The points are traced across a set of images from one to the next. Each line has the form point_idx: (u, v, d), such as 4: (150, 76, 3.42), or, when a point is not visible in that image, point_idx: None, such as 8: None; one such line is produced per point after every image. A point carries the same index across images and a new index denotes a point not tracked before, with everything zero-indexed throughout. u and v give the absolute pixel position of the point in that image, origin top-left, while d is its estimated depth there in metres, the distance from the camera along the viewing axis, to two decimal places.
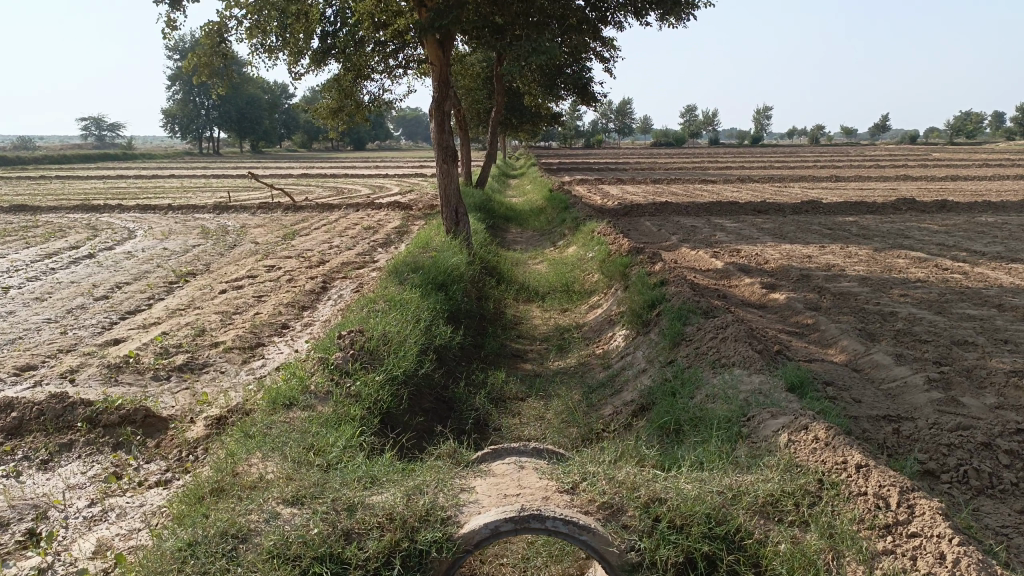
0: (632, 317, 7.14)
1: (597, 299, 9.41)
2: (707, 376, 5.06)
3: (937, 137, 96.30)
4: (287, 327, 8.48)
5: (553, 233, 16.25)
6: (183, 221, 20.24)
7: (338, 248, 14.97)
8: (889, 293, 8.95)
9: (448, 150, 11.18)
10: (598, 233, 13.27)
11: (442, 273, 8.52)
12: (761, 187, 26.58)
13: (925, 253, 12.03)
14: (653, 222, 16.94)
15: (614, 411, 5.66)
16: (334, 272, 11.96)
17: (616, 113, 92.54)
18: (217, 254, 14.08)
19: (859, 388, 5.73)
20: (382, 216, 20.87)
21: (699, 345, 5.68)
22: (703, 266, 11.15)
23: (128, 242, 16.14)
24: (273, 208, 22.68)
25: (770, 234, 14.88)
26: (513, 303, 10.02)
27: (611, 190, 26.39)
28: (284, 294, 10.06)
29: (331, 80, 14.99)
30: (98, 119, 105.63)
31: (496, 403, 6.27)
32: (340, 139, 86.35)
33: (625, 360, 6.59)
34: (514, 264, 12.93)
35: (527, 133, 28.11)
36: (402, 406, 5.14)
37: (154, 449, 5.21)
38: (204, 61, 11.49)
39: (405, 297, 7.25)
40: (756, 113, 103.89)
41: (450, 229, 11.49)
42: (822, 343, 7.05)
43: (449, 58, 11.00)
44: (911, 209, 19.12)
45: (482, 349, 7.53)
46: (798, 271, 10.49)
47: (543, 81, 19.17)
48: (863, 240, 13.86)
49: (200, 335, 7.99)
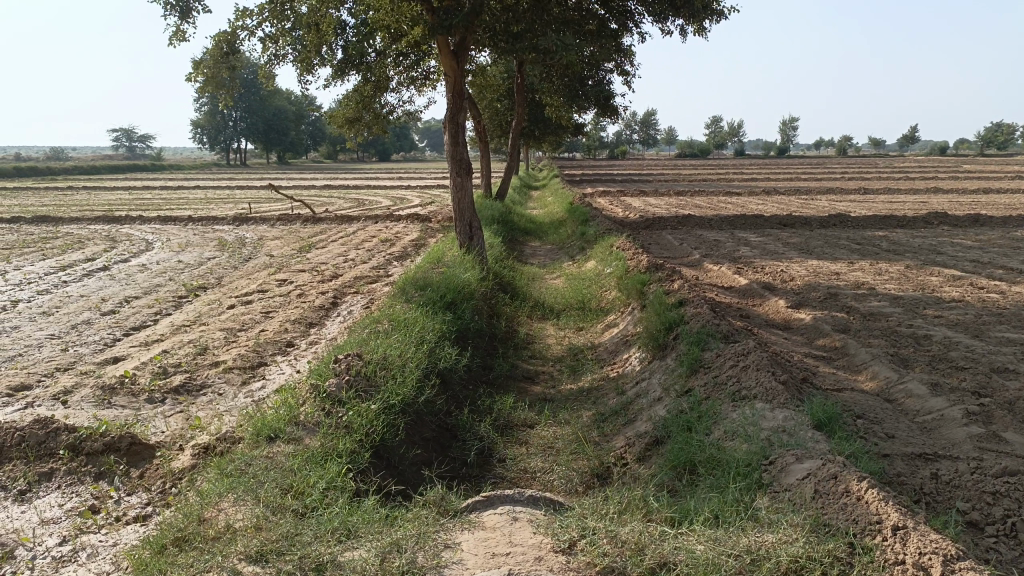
0: (648, 340, 6.76)
1: (614, 317, 9.05)
2: (726, 409, 4.68)
3: (968, 148, 94.79)
4: (292, 345, 8.21)
5: (573, 247, 15.90)
6: (202, 233, 20.19)
7: (353, 261, 14.75)
8: (922, 314, 8.48)
9: (462, 162, 10.86)
10: (617, 248, 12.90)
11: (451, 290, 8.22)
12: (787, 200, 26.06)
13: (959, 271, 11.51)
14: (676, 236, 16.55)
15: (626, 443, 5.28)
16: (346, 286, 11.71)
17: (641, 124, 92.23)
18: (231, 267, 13.92)
19: (891, 421, 5.32)
20: (401, 228, 20.66)
21: (718, 373, 5.29)
22: (726, 284, 10.74)
23: (144, 255, 16.07)
24: (292, 220, 22.58)
25: (795, 249, 14.42)
26: (527, 321, 9.68)
27: (634, 202, 26.01)
28: (293, 310, 9.82)
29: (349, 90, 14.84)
30: (129, 130, 107.62)
31: (502, 431, 5.92)
32: (364, 150, 86.79)
33: (640, 387, 6.21)
34: (530, 279, 12.61)
35: (550, 145, 27.84)
36: (398, 438, 4.82)
37: (138, 480, 4.94)
38: (208, 72, 11.11)
39: (410, 316, 6.94)
40: (783, 124, 102.93)
41: (463, 244, 11.18)
42: (851, 369, 6.62)
43: (464, 69, 10.69)
44: (943, 223, 18.52)
45: (491, 371, 7.21)
46: (825, 289, 10.04)
47: (565, 92, 18.90)
48: (893, 256, 13.35)
49: (200, 353, 7.74)
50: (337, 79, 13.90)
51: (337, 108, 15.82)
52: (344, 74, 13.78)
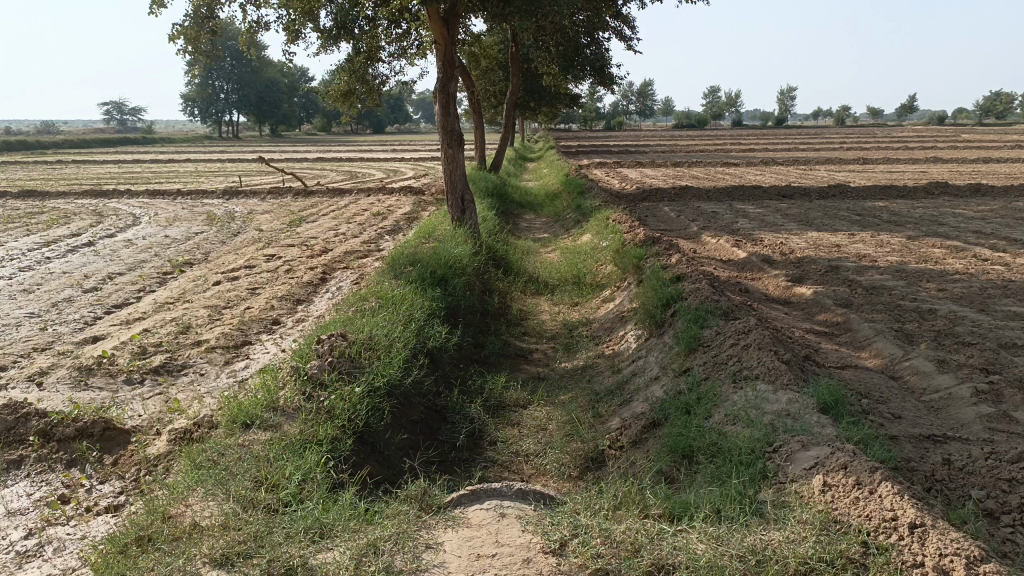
0: (645, 316, 6.52)
1: (609, 293, 8.82)
2: (726, 391, 4.45)
3: (966, 118, 94.26)
4: (278, 322, 7.98)
5: (568, 220, 15.62)
6: (191, 207, 19.86)
7: (344, 235, 14.47)
8: (926, 288, 8.25)
9: (454, 133, 10.51)
10: (613, 221, 12.63)
11: (442, 266, 7.96)
12: (785, 171, 25.74)
13: (962, 242, 11.28)
14: (673, 208, 16.27)
15: (622, 425, 5.07)
16: (336, 261, 11.44)
17: (637, 95, 91.42)
18: (219, 242, 13.64)
19: (897, 400, 5.12)
20: (393, 202, 20.34)
21: (718, 352, 5.06)
22: (724, 257, 10.50)
23: (131, 230, 15.76)
24: (283, 193, 22.22)
25: (795, 221, 14.16)
26: (521, 296, 9.43)
27: (631, 174, 25.73)
28: (280, 286, 9.56)
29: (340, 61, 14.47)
30: (120, 103, 106.65)
31: (493, 413, 5.71)
32: (357, 122, 85.84)
33: (636, 366, 5.98)
34: (524, 253, 12.36)
35: (546, 116, 27.43)
36: (383, 422, 4.61)
37: (111, 467, 4.72)
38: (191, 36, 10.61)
39: (398, 294, 6.70)
40: (780, 94, 102.01)
41: (455, 218, 10.89)
42: (855, 346, 6.40)
43: (455, 35, 10.32)
44: (944, 193, 18.26)
45: (483, 349, 6.99)
46: (825, 262, 9.80)
47: (560, 61, 18.50)
48: (894, 227, 13.10)
49: (183, 332, 7.50)
50: (328, 48, 13.55)
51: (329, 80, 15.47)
52: (335, 43, 13.43)
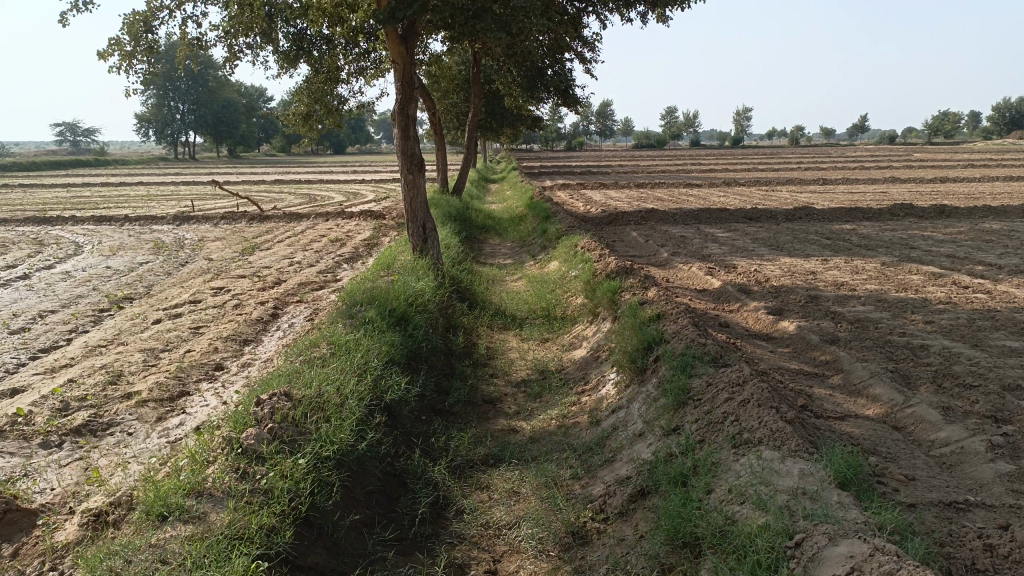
0: (624, 361, 5.97)
1: (581, 328, 8.29)
2: (727, 459, 3.90)
3: (917, 137, 96.62)
4: (222, 367, 7.29)
5: (534, 245, 15.12)
6: (138, 234, 18.92)
7: (300, 264, 13.78)
8: (912, 320, 7.87)
9: (414, 158, 9.88)
10: (581, 248, 12.14)
11: (402, 302, 7.36)
12: (748, 192, 25.68)
13: (938, 268, 11.00)
14: (640, 232, 15.89)
15: (604, 492, 4.49)
16: (289, 294, 10.74)
17: (597, 115, 92.05)
18: (164, 273, 12.84)
19: (906, 457, 4.63)
20: (352, 227, 19.67)
21: (711, 407, 4.53)
22: (699, 287, 10.06)
23: (71, 260, 14.87)
24: (237, 219, 21.39)
25: (765, 245, 13.84)
26: (487, 331, 8.84)
27: (595, 195, 25.44)
28: (226, 325, 8.86)
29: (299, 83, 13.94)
30: (71, 125, 104.10)
31: (458, 476, 5.11)
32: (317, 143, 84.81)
33: (616, 418, 5.42)
34: (489, 283, 11.80)
35: (509, 137, 27.06)
36: (333, 501, 3.98)
37: (9, 560, 4.01)
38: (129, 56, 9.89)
39: (351, 338, 6.06)
40: (737, 115, 103.56)
41: (416, 247, 10.22)
42: (850, 389, 5.93)
43: (413, 54, 9.75)
44: (909, 215, 18.19)
45: (447, 398, 6.38)
46: (804, 291, 9.40)
47: (523, 82, 18.12)
48: (866, 251, 12.84)
49: (112, 383, 6.77)
50: (286, 70, 13.04)
51: (288, 102, 14.88)
52: (292, 65, 12.93)
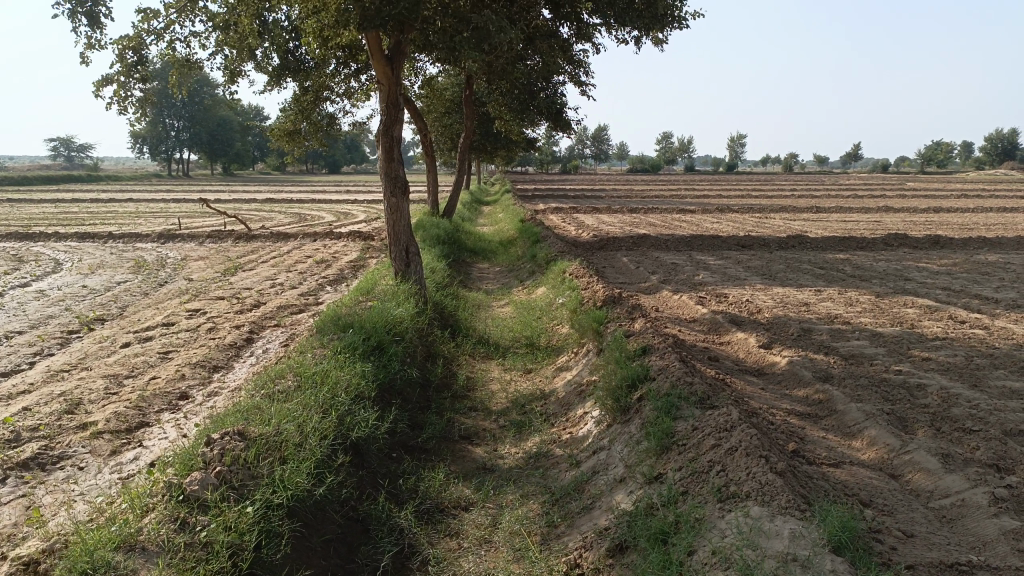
0: (606, 398, 5.66)
1: (566, 359, 7.98)
2: (712, 515, 3.59)
3: (909, 166, 97.16)
4: (186, 396, 6.94)
5: (523, 270, 14.85)
6: (120, 252, 18.58)
7: (282, 286, 13.46)
8: (909, 356, 7.58)
9: (398, 180, 9.58)
10: (569, 274, 11.86)
11: (378, 330, 7.04)
12: (741, 219, 25.53)
13: (933, 301, 10.76)
14: (631, 258, 15.62)
15: (580, 543, 4.17)
16: (267, 317, 10.42)
17: (592, 139, 92.33)
18: (141, 294, 12.49)
19: (904, 510, 4.32)
20: (339, 247, 19.37)
21: (696, 453, 4.22)
22: (689, 317, 9.77)
23: (48, 278, 14.51)
24: (224, 237, 21.08)
25: (757, 274, 13.60)
26: (468, 361, 8.51)
27: (587, 219, 25.24)
28: (197, 349, 8.52)
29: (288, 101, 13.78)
30: (66, 140, 104.00)
31: (425, 521, 4.77)
32: (311, 162, 84.79)
33: (597, 460, 5.10)
34: (474, 309, 11.50)
35: (502, 159, 26.91)
36: (281, 555, 3.66)
37: None
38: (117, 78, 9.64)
39: (319, 369, 5.73)
40: (730, 141, 104.01)
41: (399, 271, 9.90)
42: (844, 432, 5.62)
43: (400, 75, 9.47)
44: (902, 245, 18.02)
45: (420, 434, 6.05)
46: (797, 323, 9.12)
47: (514, 105, 17.97)
48: (861, 282, 12.60)
49: (69, 413, 6.42)
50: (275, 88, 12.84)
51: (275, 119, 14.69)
52: (281, 82, 12.74)
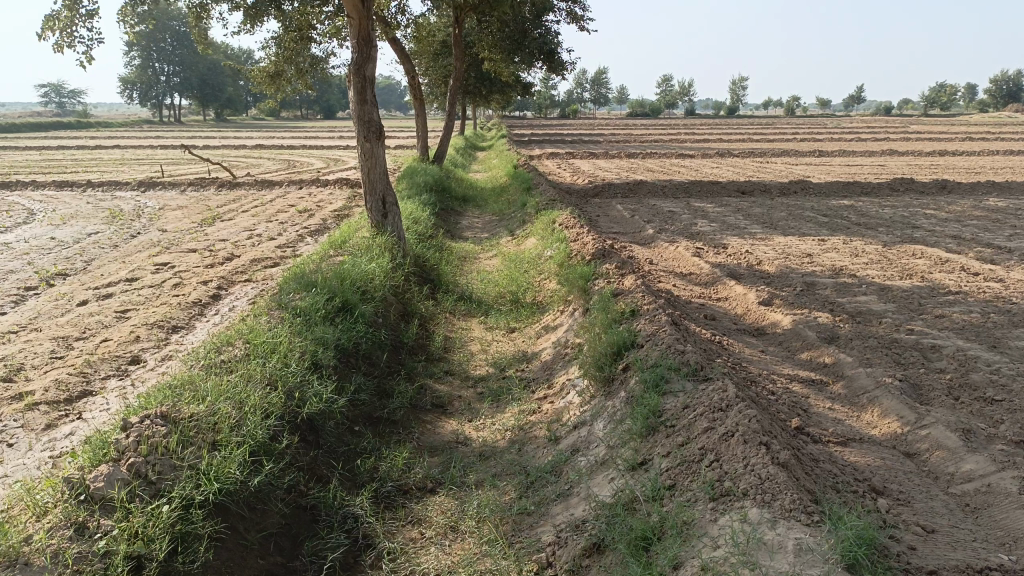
0: (590, 367, 5.12)
1: (552, 317, 7.43)
2: (702, 516, 3.07)
3: (913, 108, 95.41)
4: (137, 360, 6.40)
5: (513, 219, 14.22)
6: (97, 201, 17.86)
7: (260, 237, 12.86)
8: (921, 313, 7.02)
9: (372, 124, 8.87)
10: (560, 224, 11.23)
11: (344, 289, 6.45)
12: (741, 164, 24.75)
13: (944, 250, 10.16)
14: (626, 206, 14.95)
15: (553, 538, 3.66)
16: (238, 271, 9.83)
17: (591, 82, 90.35)
18: (109, 246, 11.86)
19: (922, 499, 3.82)
20: (325, 195, 18.67)
21: (687, 436, 3.68)
22: (685, 270, 9.20)
23: (17, 229, 13.87)
24: (206, 185, 20.34)
25: (758, 222, 12.98)
26: (448, 319, 7.95)
27: (583, 165, 24.47)
28: (158, 307, 7.95)
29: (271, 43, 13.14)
30: (56, 87, 102.13)
31: (383, 507, 4.27)
32: (306, 107, 83.13)
33: (577, 438, 4.57)
34: (459, 261, 10.91)
35: (496, 103, 26.01)
36: (200, 562, 3.15)
37: None
38: None
39: (271, 335, 5.17)
40: (732, 83, 101.80)
41: (375, 223, 9.28)
42: (852, 402, 5.11)
43: (371, 8, 8.65)
44: (909, 190, 17.34)
45: (387, 404, 5.52)
46: (799, 277, 8.55)
47: (505, 46, 17.12)
48: (866, 231, 11.98)
49: (5, 381, 5.88)
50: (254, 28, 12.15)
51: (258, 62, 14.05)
52: (261, 22, 12.03)
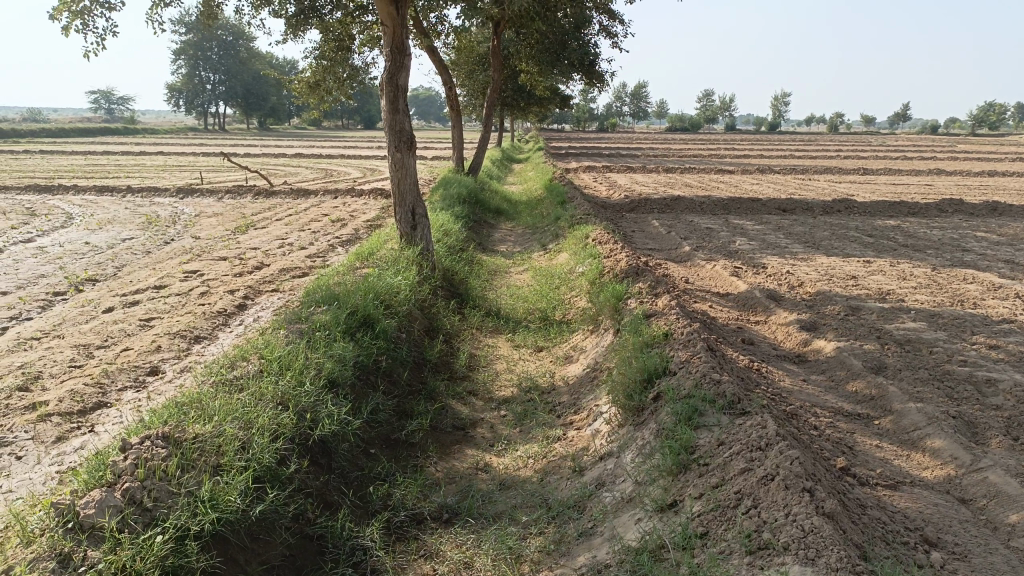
0: (619, 394, 4.84)
1: (581, 337, 7.16)
2: (737, 571, 2.78)
3: (961, 127, 93.31)
4: (155, 371, 6.26)
5: (546, 233, 13.98)
6: (134, 207, 18.02)
7: (291, 246, 12.78)
8: (975, 343, 6.61)
9: (403, 134, 8.70)
10: (592, 240, 10.96)
11: (367, 303, 6.26)
12: (782, 180, 24.22)
13: (997, 275, 9.68)
14: (662, 222, 14.62)
15: None
16: (265, 281, 9.71)
17: (631, 96, 90.00)
18: (141, 252, 11.88)
19: (981, 553, 3.46)
20: (359, 205, 18.63)
21: (723, 477, 3.39)
22: (722, 291, 8.86)
23: (54, 233, 14.00)
24: (243, 193, 20.44)
25: (800, 242, 12.56)
26: (474, 336, 7.72)
27: (620, 179, 24.16)
28: (182, 316, 7.85)
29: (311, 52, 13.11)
30: (106, 94, 104.76)
31: (395, 539, 4.03)
32: (346, 117, 84.00)
33: (603, 470, 4.28)
34: (489, 275, 10.69)
35: (534, 115, 25.86)
36: None
37: None
38: None
39: (288, 351, 4.98)
40: (773, 99, 100.63)
41: (404, 234, 9.10)
42: (902, 440, 4.75)
43: (406, 17, 8.51)
44: (957, 211, 16.74)
45: (406, 425, 5.29)
46: (842, 300, 8.17)
47: (543, 58, 16.96)
48: (913, 253, 11.51)
49: (21, 390, 5.77)
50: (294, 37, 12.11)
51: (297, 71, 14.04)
52: (301, 31, 11.99)
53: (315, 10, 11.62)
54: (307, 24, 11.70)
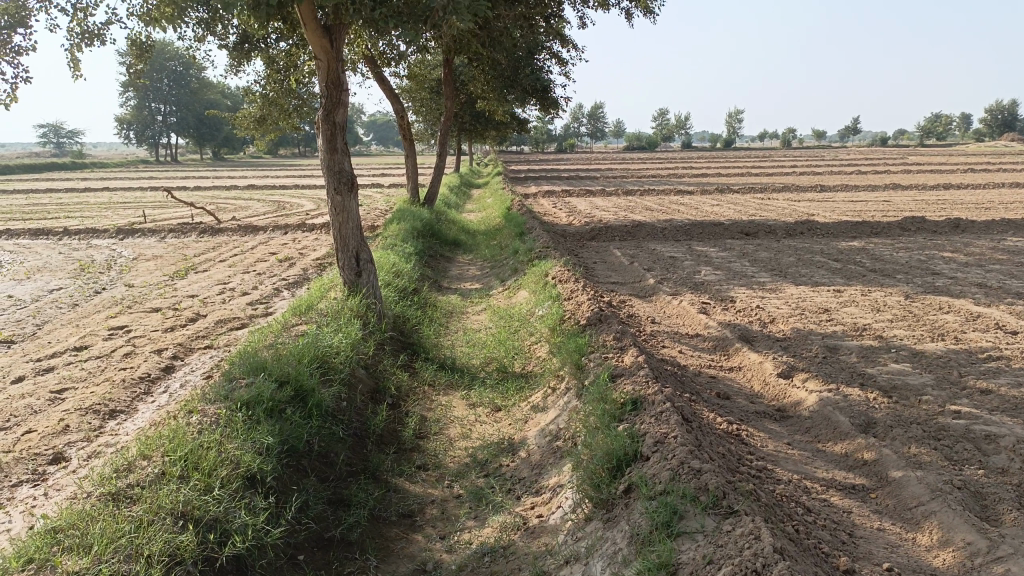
0: (585, 482, 4.22)
1: (542, 394, 6.53)
2: None
3: (909, 140, 95.40)
4: (58, 459, 5.45)
5: (504, 267, 13.40)
6: (70, 251, 17.00)
7: (233, 291, 12.00)
8: (965, 387, 6.13)
9: (343, 174, 8.04)
10: (552, 277, 10.38)
11: (301, 371, 5.55)
12: (742, 200, 23.98)
13: (972, 303, 9.31)
14: (624, 251, 14.14)
15: None
16: (200, 335, 8.93)
17: (589, 117, 90.33)
18: (68, 306, 10.99)
19: None
20: (310, 241, 17.86)
21: None
22: (691, 332, 8.32)
23: None
24: (187, 231, 19.52)
25: (766, 269, 12.16)
26: (427, 394, 7.05)
27: (580, 204, 23.74)
28: (100, 385, 7.06)
29: (259, 85, 12.51)
30: (55, 128, 102.31)
31: None
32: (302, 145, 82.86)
33: None
34: (444, 319, 10.03)
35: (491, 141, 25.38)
36: None
37: None
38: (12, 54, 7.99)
39: (201, 443, 4.29)
40: (727, 117, 102.04)
41: (349, 282, 8.41)
42: (904, 518, 4.18)
43: (342, 50, 7.85)
44: (919, 228, 16.58)
45: (343, 519, 4.59)
46: (818, 339, 7.68)
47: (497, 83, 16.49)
48: (882, 278, 11.13)
49: None
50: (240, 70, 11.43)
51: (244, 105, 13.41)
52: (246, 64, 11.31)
53: (260, 43, 10.97)
54: (252, 55, 11.01)
